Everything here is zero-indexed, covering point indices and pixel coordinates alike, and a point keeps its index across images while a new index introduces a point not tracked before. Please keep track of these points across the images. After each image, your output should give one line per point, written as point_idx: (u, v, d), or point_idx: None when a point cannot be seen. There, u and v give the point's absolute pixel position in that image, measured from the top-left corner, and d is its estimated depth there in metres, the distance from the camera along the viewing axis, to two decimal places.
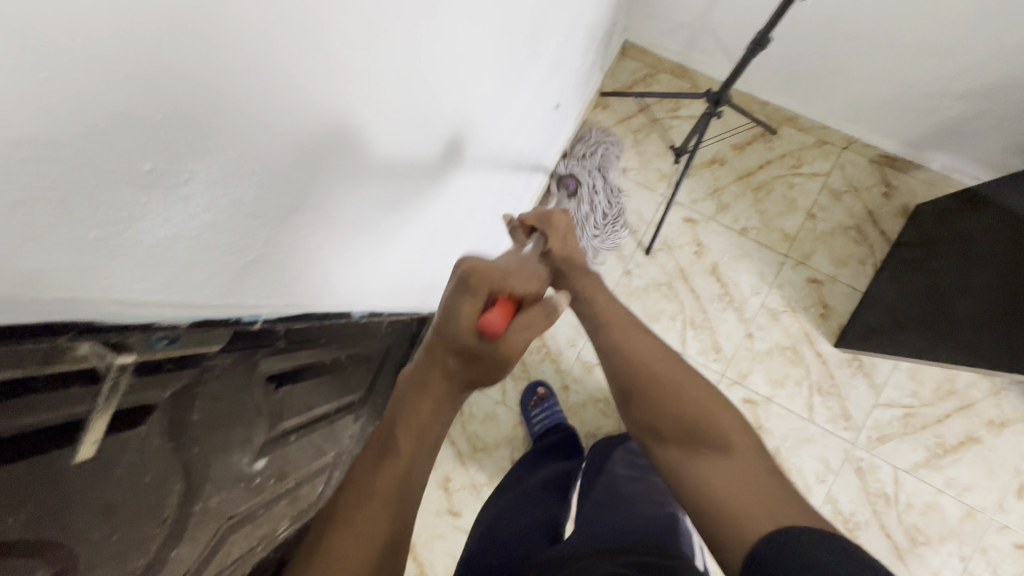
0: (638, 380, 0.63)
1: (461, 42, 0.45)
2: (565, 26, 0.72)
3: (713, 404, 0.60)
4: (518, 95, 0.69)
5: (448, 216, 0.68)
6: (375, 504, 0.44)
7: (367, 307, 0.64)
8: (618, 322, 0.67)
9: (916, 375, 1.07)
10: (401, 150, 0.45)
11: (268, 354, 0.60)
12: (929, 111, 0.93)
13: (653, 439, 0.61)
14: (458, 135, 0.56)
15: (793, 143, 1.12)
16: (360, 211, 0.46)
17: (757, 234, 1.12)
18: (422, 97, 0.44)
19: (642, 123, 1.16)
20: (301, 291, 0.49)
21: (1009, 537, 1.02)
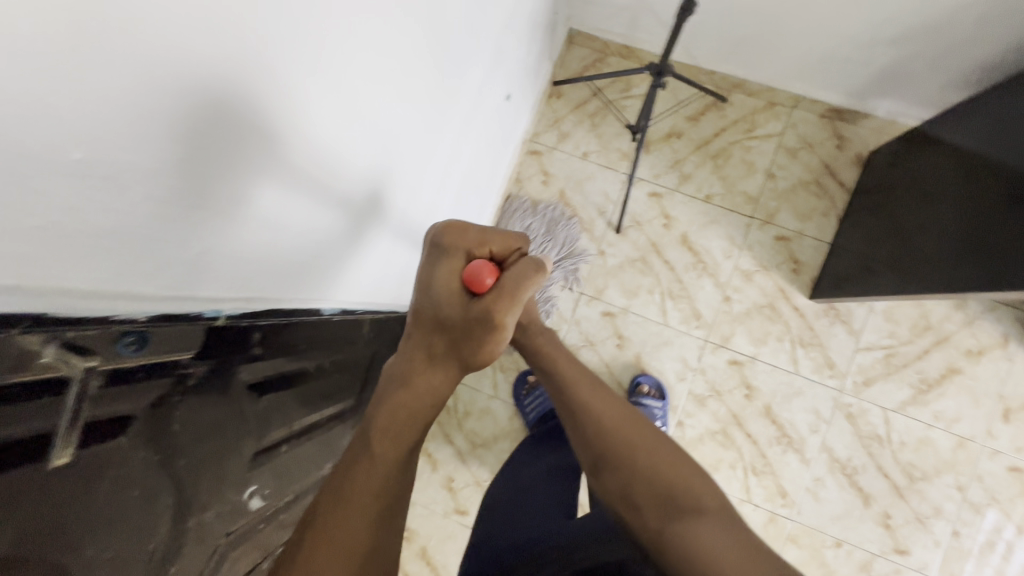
0: (610, 442, 0.62)
1: (393, 40, 0.47)
2: (500, 17, 0.74)
3: (685, 468, 0.59)
4: (462, 88, 0.70)
5: (410, 218, 0.71)
6: (363, 503, 0.45)
7: (336, 304, 0.65)
8: (588, 395, 0.66)
9: (891, 316, 1.09)
10: (347, 155, 0.48)
11: (246, 362, 0.59)
12: (866, 60, 0.96)
13: (631, 512, 0.57)
14: (404, 139, 0.58)
15: (744, 109, 1.15)
16: (311, 215, 0.48)
17: (721, 200, 1.15)
18: (360, 104, 0.46)
19: (597, 107, 1.19)
20: (259, 289, 0.50)
21: (1002, 461, 1.05)
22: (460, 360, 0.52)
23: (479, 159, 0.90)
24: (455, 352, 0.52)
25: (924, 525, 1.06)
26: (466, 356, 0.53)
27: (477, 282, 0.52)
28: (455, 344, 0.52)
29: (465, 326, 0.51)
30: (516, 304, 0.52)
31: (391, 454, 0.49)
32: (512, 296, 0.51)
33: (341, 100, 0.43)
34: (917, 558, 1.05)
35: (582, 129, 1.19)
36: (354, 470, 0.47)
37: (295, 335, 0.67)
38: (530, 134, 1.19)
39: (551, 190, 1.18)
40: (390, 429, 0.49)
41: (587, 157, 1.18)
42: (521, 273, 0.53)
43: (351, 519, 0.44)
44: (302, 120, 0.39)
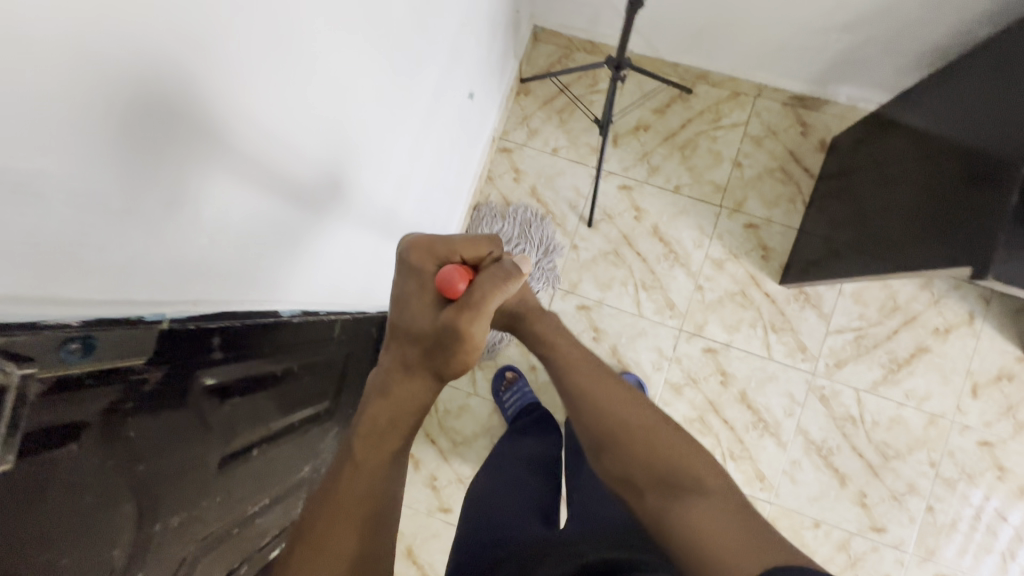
0: (609, 426, 0.65)
1: (336, 41, 0.48)
2: (455, 16, 0.74)
3: (684, 450, 0.62)
4: (419, 87, 0.71)
5: (371, 216, 0.71)
6: (349, 509, 0.52)
7: (293, 304, 0.65)
8: (588, 383, 0.69)
9: (860, 298, 1.11)
10: (292, 151, 0.49)
11: (207, 366, 0.59)
12: (822, 47, 0.98)
13: (633, 494, 0.61)
14: (358, 137, 0.59)
15: (708, 100, 1.16)
16: (261, 211, 0.49)
17: (690, 190, 1.16)
18: (303, 100, 0.47)
19: (564, 103, 1.20)
20: (210, 290, 0.51)
21: (972, 437, 1.07)
22: (433, 369, 0.60)
23: (444, 157, 0.91)
24: (428, 362, 0.60)
25: (899, 503, 1.08)
26: (439, 365, 0.60)
27: (449, 287, 0.58)
28: (428, 354, 0.59)
29: (438, 340, 0.58)
30: (482, 318, 0.58)
31: (373, 462, 0.56)
32: (480, 309, 0.58)
33: (280, 96, 0.44)
34: (893, 535, 1.07)
35: (550, 126, 1.20)
36: (341, 475, 0.54)
37: (261, 338, 0.67)
38: (500, 132, 1.20)
39: (522, 187, 1.19)
40: (368, 442, 0.57)
41: (557, 153, 1.19)
42: (490, 279, 0.59)
43: (344, 528, 0.52)
44: (236, 114, 0.40)
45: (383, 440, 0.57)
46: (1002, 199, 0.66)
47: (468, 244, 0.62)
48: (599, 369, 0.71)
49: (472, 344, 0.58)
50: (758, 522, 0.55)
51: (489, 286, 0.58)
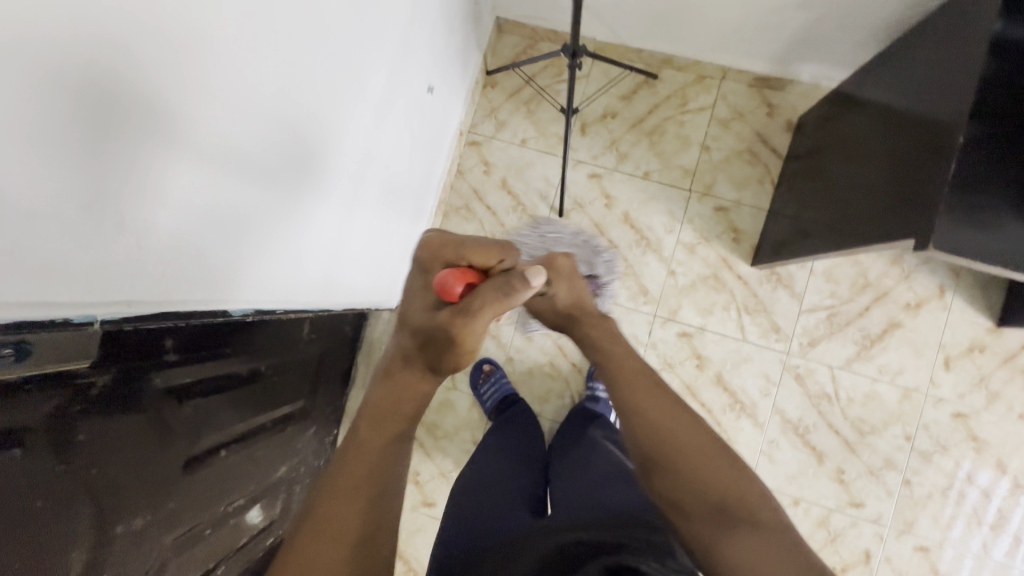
0: (665, 448, 0.66)
1: (268, 34, 0.49)
2: (404, 8, 0.75)
3: (735, 479, 0.64)
4: (370, 80, 0.72)
5: (329, 208, 0.72)
6: (350, 483, 0.54)
7: (252, 305, 0.64)
8: (652, 405, 0.70)
9: (832, 277, 1.12)
10: (235, 134, 0.49)
11: (161, 369, 0.60)
12: (780, 26, 0.98)
13: (680, 516, 0.63)
14: (306, 123, 0.60)
15: (675, 84, 1.16)
16: (212, 196, 0.50)
17: (659, 176, 1.16)
18: (242, 82, 0.48)
19: (530, 93, 1.20)
20: (176, 294, 0.52)
21: (946, 409, 1.08)
22: (426, 364, 0.61)
23: (406, 151, 0.91)
24: (422, 356, 0.60)
25: (877, 477, 1.09)
26: (430, 360, 0.60)
27: (444, 291, 0.58)
28: (421, 349, 0.60)
29: (431, 335, 0.58)
30: (478, 319, 0.56)
31: (378, 437, 0.58)
32: (475, 309, 0.56)
33: (218, 78, 0.45)
34: (871, 510, 1.08)
35: (518, 117, 1.20)
36: (347, 452, 0.57)
37: (214, 337, 0.68)
38: (468, 126, 1.20)
39: (492, 180, 1.19)
40: (372, 418, 0.59)
41: (526, 144, 1.19)
42: (494, 288, 0.57)
43: (345, 504, 0.53)
44: (172, 95, 0.41)
45: (388, 418, 0.59)
46: (942, 164, 0.66)
47: (479, 251, 0.61)
48: (654, 384, 0.72)
49: (464, 343, 0.58)
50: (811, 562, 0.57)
51: (490, 289, 0.57)
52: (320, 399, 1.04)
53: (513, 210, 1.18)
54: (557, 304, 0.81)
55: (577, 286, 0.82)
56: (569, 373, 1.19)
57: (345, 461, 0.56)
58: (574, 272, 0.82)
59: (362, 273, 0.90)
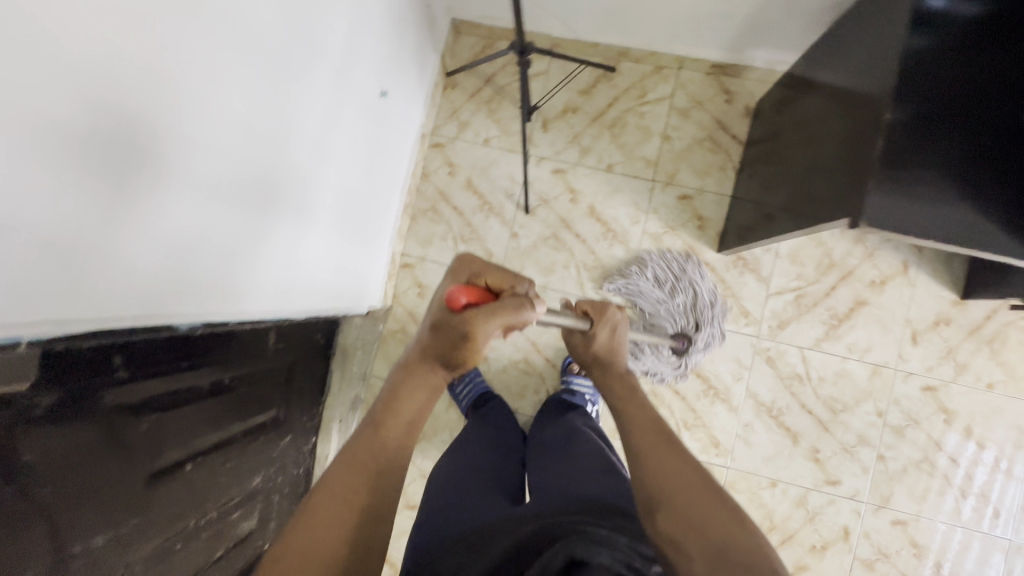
0: (671, 488, 0.58)
1: (213, 59, 0.52)
2: (349, 19, 0.77)
3: (739, 529, 0.54)
4: (321, 92, 0.74)
5: (292, 215, 0.75)
6: (364, 461, 0.51)
7: (203, 317, 0.65)
8: (660, 454, 0.63)
9: (797, 259, 1.13)
10: (185, 150, 0.52)
11: (113, 386, 0.60)
12: (728, 14, 0.99)
13: (678, 558, 0.53)
14: (259, 138, 0.63)
15: (633, 76, 1.17)
16: (167, 211, 0.52)
17: (622, 168, 1.17)
18: (190, 106, 0.51)
19: (491, 93, 1.20)
20: (143, 309, 0.55)
21: (916, 382, 1.10)
22: (439, 357, 0.59)
23: (365, 158, 0.94)
24: (434, 348, 0.59)
25: (851, 454, 1.10)
26: (442, 355, 0.59)
27: (454, 299, 0.58)
28: (434, 344, 0.59)
29: (444, 325, 0.58)
30: (493, 317, 0.57)
31: (398, 423, 0.55)
32: (492, 309, 0.57)
33: (158, 97, 0.47)
34: (847, 487, 1.10)
35: (480, 117, 1.20)
36: (364, 431, 0.54)
37: (166, 351, 0.67)
38: (431, 128, 1.21)
39: (457, 180, 1.20)
40: (389, 403, 0.56)
41: (489, 143, 1.20)
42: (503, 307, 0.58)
43: (355, 476, 0.50)
44: (114, 116, 0.43)
45: (410, 406, 0.57)
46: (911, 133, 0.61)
47: (500, 273, 0.65)
48: (660, 426, 0.68)
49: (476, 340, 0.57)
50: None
51: (506, 301, 0.59)
52: (292, 407, 1.04)
53: (480, 209, 1.20)
54: (591, 344, 0.84)
55: (620, 337, 0.85)
56: (544, 368, 1.20)
57: (355, 439, 0.53)
58: (622, 323, 0.86)
59: (330, 278, 0.93)
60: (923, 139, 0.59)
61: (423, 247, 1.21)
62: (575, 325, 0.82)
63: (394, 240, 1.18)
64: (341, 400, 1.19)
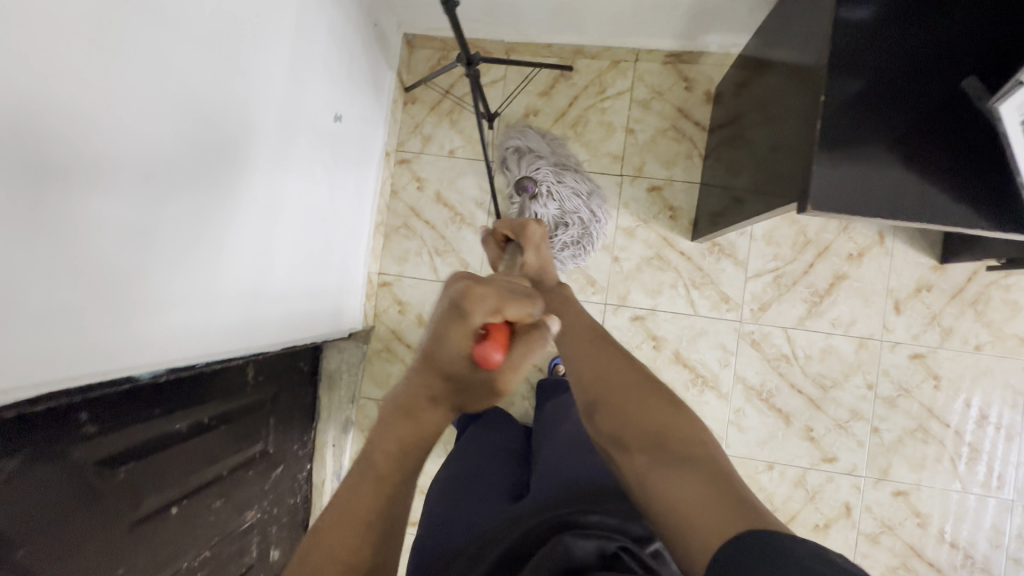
0: (610, 391, 0.58)
1: (136, 65, 0.51)
2: (290, 36, 0.76)
3: (671, 414, 0.54)
4: (265, 102, 0.73)
5: (247, 224, 0.73)
6: (363, 515, 0.44)
7: (162, 344, 0.63)
8: (597, 356, 0.63)
9: (772, 239, 1.12)
10: (119, 169, 0.52)
11: (82, 443, 0.60)
12: (673, 4, 0.99)
13: (618, 451, 0.54)
14: (197, 142, 0.61)
15: (591, 73, 1.17)
16: (105, 230, 0.51)
17: (589, 165, 1.17)
18: (115, 114, 0.50)
19: (451, 104, 1.20)
20: (94, 335, 0.53)
21: (903, 352, 1.09)
22: (457, 399, 0.52)
23: (323, 181, 0.94)
24: (452, 396, 0.52)
25: (846, 430, 1.10)
26: (463, 398, 0.53)
27: (485, 360, 0.48)
28: (456, 389, 0.51)
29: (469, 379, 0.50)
30: (525, 367, 0.52)
31: (398, 467, 0.48)
32: (523, 359, 0.51)
33: (82, 117, 0.47)
34: (845, 462, 1.09)
35: (443, 129, 1.20)
36: (361, 482, 0.46)
37: (132, 400, 0.66)
38: (395, 145, 1.21)
39: (427, 195, 1.21)
40: (380, 445, 0.49)
41: (455, 154, 1.20)
42: (523, 348, 0.51)
43: (348, 533, 0.43)
44: (27, 137, 0.42)
45: (410, 454, 0.49)
46: (861, 105, 0.59)
47: (516, 300, 0.48)
48: (598, 336, 0.66)
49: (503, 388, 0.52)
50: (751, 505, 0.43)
51: (529, 336, 0.52)
52: (281, 437, 1.04)
53: (452, 221, 1.20)
54: (523, 268, 0.82)
55: (546, 253, 0.84)
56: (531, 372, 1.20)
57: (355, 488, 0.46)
58: (543, 240, 0.85)
59: (297, 297, 0.92)
60: (862, 117, 0.59)
61: (400, 264, 1.21)
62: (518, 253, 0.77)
63: (369, 259, 1.18)
64: (333, 424, 1.19)
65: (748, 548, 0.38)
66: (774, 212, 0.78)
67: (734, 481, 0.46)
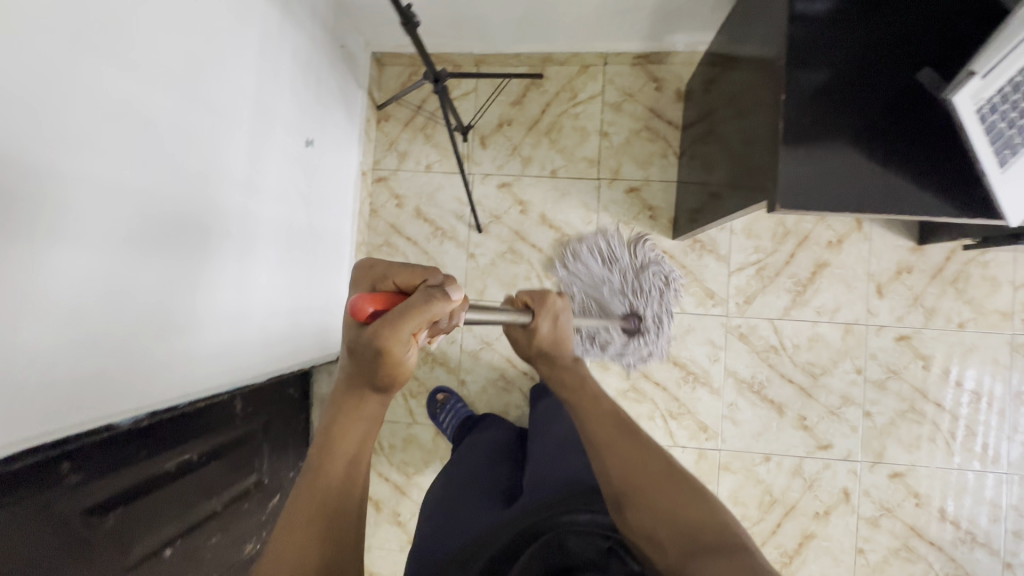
0: (637, 481, 0.52)
1: (92, 112, 0.51)
2: (254, 66, 0.76)
3: (706, 509, 0.49)
4: (233, 134, 0.73)
5: (223, 257, 0.73)
6: (300, 522, 0.43)
7: (142, 386, 0.62)
8: (620, 439, 0.56)
9: (752, 232, 1.13)
10: (82, 217, 0.51)
11: (65, 495, 0.59)
12: (636, 7, 0.99)
13: (654, 551, 0.48)
14: (164, 181, 0.61)
15: (561, 79, 1.17)
16: (72, 278, 0.51)
17: (566, 171, 1.17)
18: (74, 163, 0.49)
19: (425, 119, 1.20)
20: (68, 386, 0.53)
21: (888, 335, 1.10)
22: (363, 380, 0.48)
23: (300, 206, 0.94)
24: (356, 374, 0.48)
25: (839, 416, 1.10)
26: (367, 377, 0.47)
27: (356, 312, 0.46)
28: (355, 367, 0.47)
29: (358, 350, 0.46)
30: (402, 323, 0.44)
31: (335, 468, 0.47)
32: (397, 314, 0.44)
33: (37, 168, 0.46)
34: (839, 448, 1.10)
35: (418, 145, 1.20)
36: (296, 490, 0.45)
37: (113, 446, 0.65)
38: (371, 164, 1.21)
39: (406, 211, 1.20)
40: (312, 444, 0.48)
41: (431, 169, 1.20)
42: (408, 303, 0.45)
43: (286, 543, 0.42)
44: None
45: (342, 449, 0.47)
46: (823, 100, 0.59)
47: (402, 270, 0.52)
48: (618, 417, 0.59)
49: (392, 356, 0.45)
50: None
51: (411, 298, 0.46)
52: (275, 465, 1.03)
53: (434, 236, 1.20)
54: (534, 338, 0.73)
55: (564, 327, 0.73)
56: (523, 382, 1.20)
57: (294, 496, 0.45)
58: (565, 310, 0.74)
59: (280, 325, 0.91)
60: (823, 113, 0.59)
61: None
62: (519, 319, 0.68)
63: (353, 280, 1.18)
64: None
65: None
66: (747, 208, 0.78)
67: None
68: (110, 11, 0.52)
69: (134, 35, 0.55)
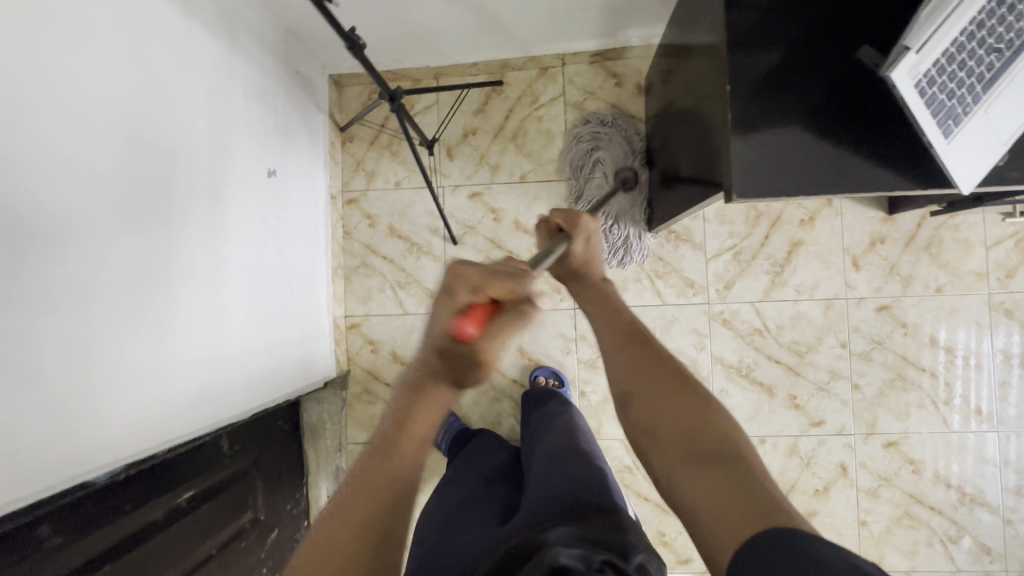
0: (642, 385, 0.52)
1: (27, 168, 0.49)
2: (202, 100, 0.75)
3: (708, 415, 0.47)
4: (187, 170, 0.71)
5: (188, 295, 0.71)
6: (362, 508, 0.41)
7: (115, 440, 0.61)
8: (635, 350, 0.56)
9: (725, 218, 1.14)
10: (27, 276, 0.49)
11: (47, 559, 0.58)
12: (586, 6, 1.00)
13: (648, 444, 0.49)
14: (115, 226, 0.59)
15: (521, 84, 1.17)
16: (23, 339, 0.49)
17: (535, 175, 1.17)
18: (14, 223, 0.48)
19: (389, 136, 1.20)
20: (35, 454, 0.51)
21: (868, 306, 1.11)
22: (453, 376, 0.47)
23: (267, 238, 0.93)
24: (448, 372, 0.47)
25: (828, 392, 1.11)
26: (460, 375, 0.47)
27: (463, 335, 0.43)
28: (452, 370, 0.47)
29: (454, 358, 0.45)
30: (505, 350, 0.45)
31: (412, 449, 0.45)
32: (502, 338, 0.44)
33: None
34: (833, 424, 1.11)
35: (385, 163, 1.20)
36: (367, 469, 0.43)
37: (93, 503, 0.63)
38: (341, 186, 1.20)
39: (380, 230, 1.20)
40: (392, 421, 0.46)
41: (401, 185, 1.20)
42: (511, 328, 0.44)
43: (347, 525, 0.40)
44: None
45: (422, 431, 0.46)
46: (770, 86, 0.60)
47: (502, 278, 0.42)
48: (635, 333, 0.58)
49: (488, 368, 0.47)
50: (788, 515, 0.37)
51: (509, 316, 0.44)
52: (270, 500, 1.02)
53: (409, 252, 1.19)
54: (565, 261, 0.66)
55: (597, 250, 0.68)
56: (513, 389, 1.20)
57: (364, 465, 0.44)
58: (598, 232, 0.68)
59: (257, 361, 0.90)
60: (770, 99, 0.60)
61: (364, 304, 1.20)
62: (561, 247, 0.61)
63: (333, 305, 1.17)
64: (324, 474, 1.18)
65: (769, 550, 0.34)
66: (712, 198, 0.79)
67: (767, 485, 0.40)
68: (34, 64, 0.50)
69: (68, 84, 0.53)
